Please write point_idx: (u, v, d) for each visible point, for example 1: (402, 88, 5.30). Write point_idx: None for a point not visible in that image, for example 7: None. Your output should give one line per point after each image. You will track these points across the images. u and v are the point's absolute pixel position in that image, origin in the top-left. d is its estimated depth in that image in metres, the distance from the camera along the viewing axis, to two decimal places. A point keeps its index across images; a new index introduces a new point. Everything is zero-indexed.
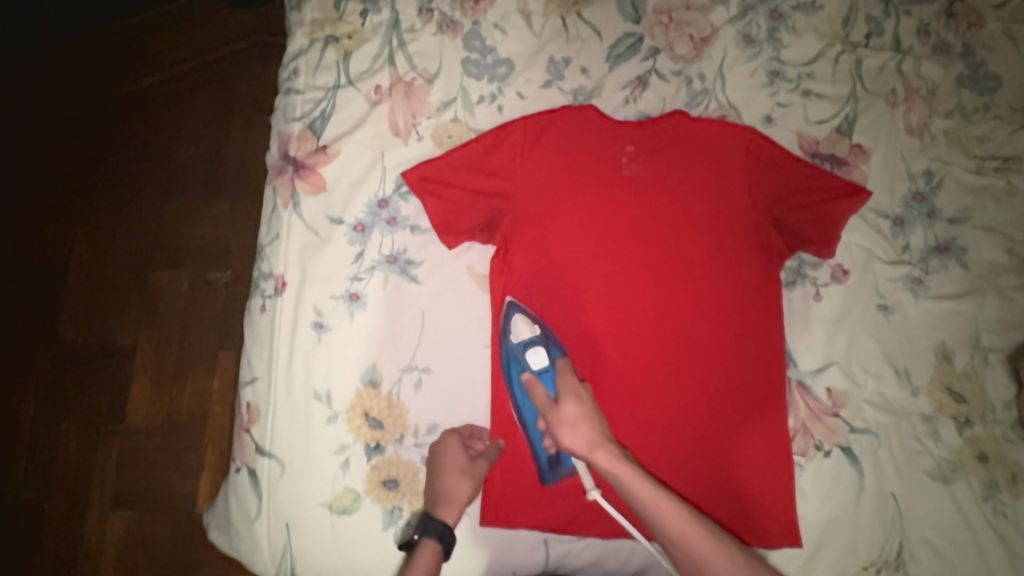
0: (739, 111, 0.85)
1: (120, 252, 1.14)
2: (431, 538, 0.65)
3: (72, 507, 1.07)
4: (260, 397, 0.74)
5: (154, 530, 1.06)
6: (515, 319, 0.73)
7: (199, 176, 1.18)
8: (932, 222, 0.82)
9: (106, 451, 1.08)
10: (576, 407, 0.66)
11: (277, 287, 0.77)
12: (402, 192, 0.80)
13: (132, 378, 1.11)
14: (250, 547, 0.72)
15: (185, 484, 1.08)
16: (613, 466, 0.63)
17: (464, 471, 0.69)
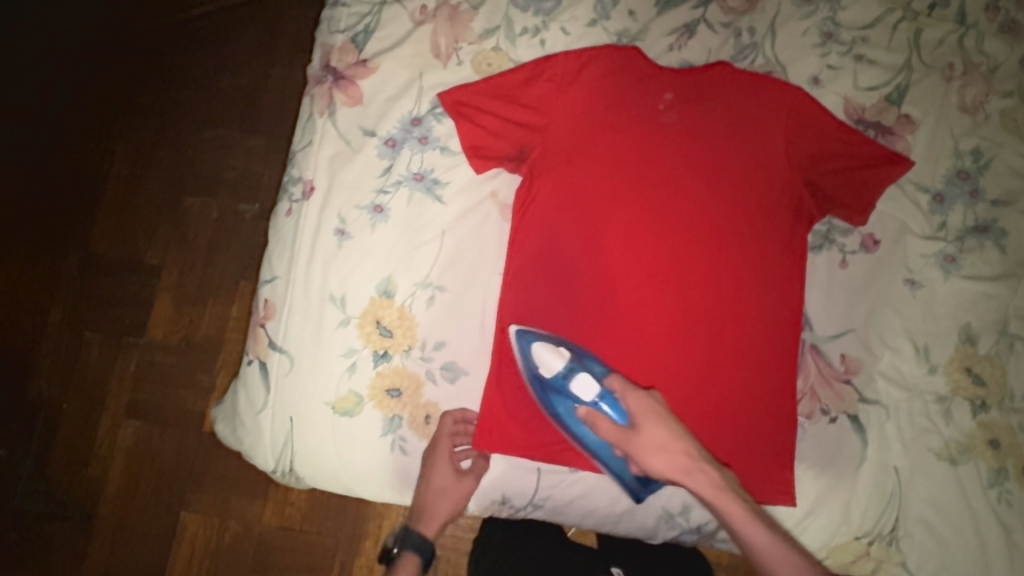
0: (786, 69, 0.83)
1: (157, 175, 1.19)
2: (411, 554, 0.72)
3: (90, 410, 1.13)
4: (278, 294, 0.76)
5: (162, 442, 1.12)
6: (535, 350, 0.67)
7: (239, 107, 1.20)
8: (973, 202, 0.79)
9: (125, 362, 1.15)
10: (663, 432, 0.61)
11: (305, 191, 0.78)
12: (437, 113, 0.80)
13: (156, 296, 1.16)
14: (253, 438, 0.75)
15: (195, 404, 1.13)
16: (714, 491, 0.59)
17: (447, 489, 0.73)
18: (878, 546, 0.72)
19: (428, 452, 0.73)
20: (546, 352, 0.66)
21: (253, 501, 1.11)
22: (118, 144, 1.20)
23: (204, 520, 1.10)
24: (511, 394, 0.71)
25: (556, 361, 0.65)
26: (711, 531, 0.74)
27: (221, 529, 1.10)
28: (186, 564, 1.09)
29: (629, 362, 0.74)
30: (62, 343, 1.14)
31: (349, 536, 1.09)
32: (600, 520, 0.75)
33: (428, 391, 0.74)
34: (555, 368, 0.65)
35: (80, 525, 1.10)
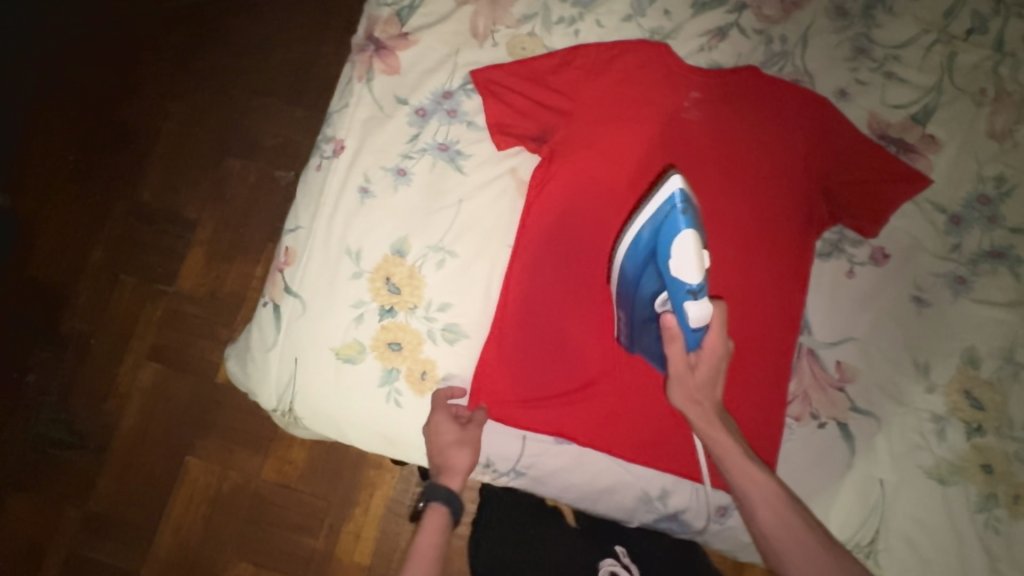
0: (814, 78, 0.83)
1: (204, 134, 1.26)
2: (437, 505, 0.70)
3: (115, 348, 1.20)
4: (299, 242, 0.81)
5: (177, 387, 1.18)
6: (678, 243, 0.57)
7: (288, 79, 1.27)
8: (991, 227, 0.78)
9: (153, 307, 1.21)
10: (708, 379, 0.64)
11: (336, 149, 0.83)
12: (468, 89, 0.84)
13: (189, 248, 1.23)
14: (261, 375, 0.80)
15: (212, 355, 1.19)
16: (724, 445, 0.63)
17: (458, 442, 0.73)
18: (855, 557, 0.72)
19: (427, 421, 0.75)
20: (680, 256, 0.58)
21: (254, 455, 1.15)
22: (171, 104, 1.27)
23: (208, 466, 1.16)
24: (507, 359, 0.76)
25: (693, 273, 0.57)
26: (687, 520, 0.76)
27: (222, 478, 1.15)
28: (185, 507, 1.15)
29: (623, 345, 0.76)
30: (98, 283, 1.21)
31: (340, 500, 1.14)
32: (579, 494, 0.77)
33: (428, 349, 0.77)
34: (684, 279, 0.58)
35: (93, 457, 1.17)
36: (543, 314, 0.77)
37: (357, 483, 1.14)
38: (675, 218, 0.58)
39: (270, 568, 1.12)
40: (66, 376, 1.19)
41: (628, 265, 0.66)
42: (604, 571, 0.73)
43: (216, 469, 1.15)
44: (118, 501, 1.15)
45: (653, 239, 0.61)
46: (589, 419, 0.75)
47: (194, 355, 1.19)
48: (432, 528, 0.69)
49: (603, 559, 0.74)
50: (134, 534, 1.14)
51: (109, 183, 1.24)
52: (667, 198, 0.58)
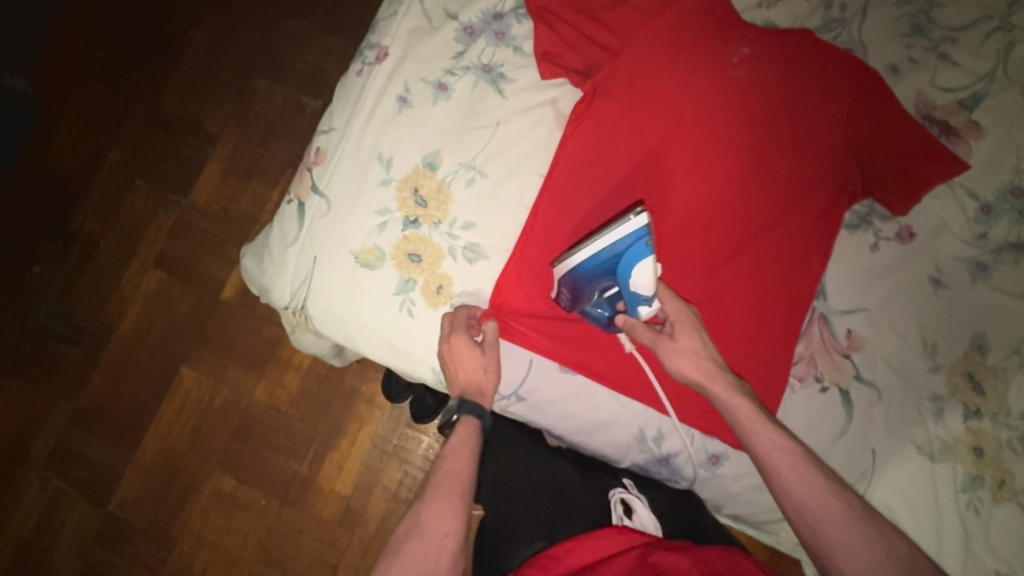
0: (867, 51, 0.82)
1: (236, 48, 1.24)
2: (468, 418, 0.72)
3: (124, 250, 1.20)
4: (331, 144, 0.80)
5: (179, 298, 1.19)
6: (643, 266, 0.65)
7: (327, 3, 1.25)
8: (1021, 220, 0.78)
9: (165, 216, 1.21)
10: (692, 341, 0.69)
11: (379, 56, 0.81)
12: (519, 14, 0.83)
13: (206, 162, 1.22)
14: (277, 270, 0.80)
15: (218, 271, 1.19)
16: (729, 397, 0.67)
17: (479, 367, 0.74)
18: None
19: (446, 341, 0.74)
20: (645, 274, 0.66)
21: (248, 374, 1.17)
22: (206, 12, 1.26)
23: (202, 380, 1.17)
24: (523, 286, 0.77)
25: (650, 282, 0.66)
26: (677, 464, 0.78)
27: (214, 393, 1.16)
28: (174, 416, 1.16)
29: None
30: (114, 183, 1.21)
31: (327, 430, 1.15)
32: (576, 426, 0.79)
33: (446, 265, 0.77)
34: (643, 290, 0.67)
35: (89, 353, 1.17)
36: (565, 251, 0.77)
37: (346, 414, 1.15)
38: (637, 246, 0.64)
39: (251, 484, 1.14)
40: (73, 269, 1.19)
41: (582, 269, 0.66)
42: (614, 498, 0.73)
43: (209, 383, 1.16)
44: (110, 400, 1.17)
45: (612, 256, 0.64)
46: (597, 356, 0.77)
47: (201, 269, 1.19)
48: (465, 439, 0.70)
49: (611, 488, 0.75)
50: (122, 434, 1.16)
51: (135, 85, 1.23)
52: (632, 231, 0.63)
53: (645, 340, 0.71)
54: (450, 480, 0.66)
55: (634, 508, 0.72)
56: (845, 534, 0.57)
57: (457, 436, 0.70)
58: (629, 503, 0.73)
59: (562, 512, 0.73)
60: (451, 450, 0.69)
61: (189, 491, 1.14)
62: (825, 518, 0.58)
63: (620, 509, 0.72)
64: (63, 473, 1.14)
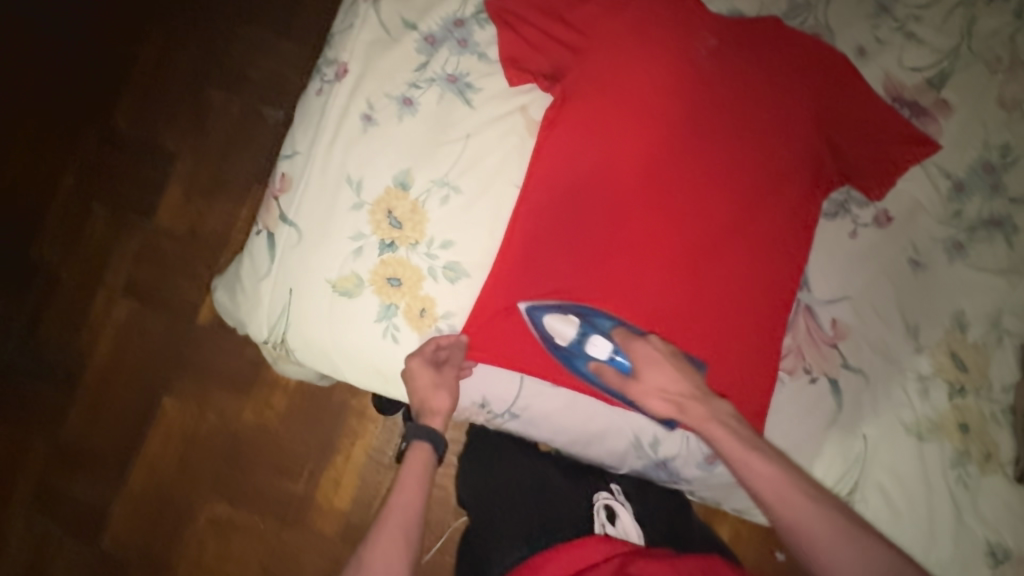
0: (835, 34, 0.82)
1: (186, 61, 1.19)
2: (420, 444, 0.75)
3: (89, 280, 1.15)
4: (296, 169, 0.77)
5: (153, 325, 1.14)
6: (549, 321, 0.73)
7: (279, 7, 1.19)
8: (992, 196, 0.79)
9: (129, 241, 1.16)
10: (661, 375, 0.71)
11: (339, 73, 0.78)
12: (481, 19, 0.80)
13: (168, 181, 1.17)
14: (252, 303, 0.77)
15: (190, 294, 1.15)
16: (721, 433, 0.69)
17: (435, 387, 0.74)
18: None
19: (408, 360, 0.74)
20: (560, 323, 0.73)
21: (232, 398, 1.13)
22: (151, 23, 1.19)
23: (185, 407, 1.13)
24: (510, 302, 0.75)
25: (570, 328, 0.73)
26: (676, 467, 0.77)
27: (200, 418, 1.13)
28: (161, 447, 1.13)
29: (625, 293, 0.75)
30: (69, 210, 1.15)
31: (320, 447, 1.13)
32: (573, 436, 0.78)
33: (427, 286, 0.75)
34: (570, 336, 0.73)
35: (65, 389, 1.13)
36: (546, 261, 0.76)
37: (338, 430, 1.13)
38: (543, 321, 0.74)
39: (247, 509, 1.12)
40: (35, 305, 1.14)
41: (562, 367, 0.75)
42: (598, 503, 0.76)
43: (192, 410, 1.13)
44: (92, 435, 1.13)
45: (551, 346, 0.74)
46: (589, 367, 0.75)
47: (173, 293, 1.15)
48: (417, 468, 0.74)
49: (596, 493, 0.78)
50: (107, 471, 1.12)
51: None
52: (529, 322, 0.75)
53: (615, 387, 0.74)
54: (398, 517, 0.70)
55: (617, 514, 0.75)
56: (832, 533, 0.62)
57: (408, 465, 0.74)
58: (613, 508, 0.76)
59: (546, 520, 0.75)
60: (402, 484, 0.73)
61: (184, 520, 1.12)
62: (807, 528, 0.63)
63: (603, 515, 0.75)
64: (48, 514, 1.11)
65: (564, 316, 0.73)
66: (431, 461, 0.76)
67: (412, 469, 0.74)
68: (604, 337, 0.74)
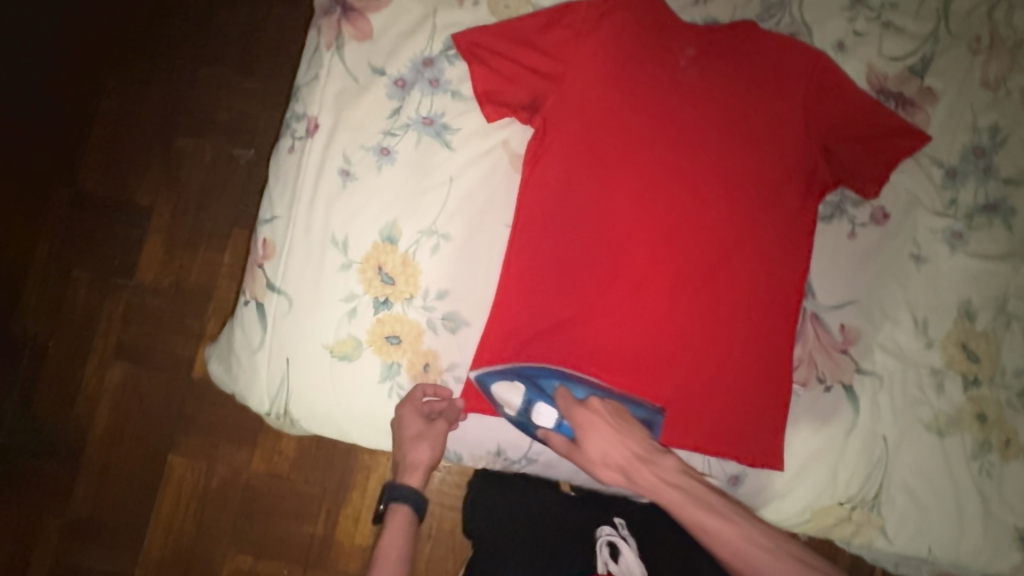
0: (812, 31, 0.80)
1: (150, 111, 1.14)
2: (400, 506, 0.70)
3: (76, 350, 1.11)
4: (278, 234, 0.74)
5: (150, 385, 1.11)
6: (498, 391, 0.71)
7: (237, 44, 1.15)
8: (986, 179, 0.78)
9: (113, 302, 1.12)
10: (598, 440, 0.69)
11: (309, 128, 0.75)
12: (450, 55, 0.77)
13: (145, 237, 1.13)
14: (249, 377, 0.74)
15: (184, 349, 1.12)
16: (657, 484, 0.67)
17: (419, 437, 0.71)
18: (860, 511, 0.75)
19: (398, 406, 0.73)
20: (507, 390, 0.71)
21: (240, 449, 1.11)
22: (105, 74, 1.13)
23: (193, 463, 1.11)
24: (514, 346, 0.73)
25: (513, 395, 0.71)
26: None
27: (209, 473, 1.11)
28: (174, 505, 1.10)
29: (632, 321, 0.73)
30: (47, 281, 1.10)
31: (336, 486, 1.11)
32: (592, 474, 0.79)
33: (428, 339, 0.74)
34: (516, 404, 0.71)
35: (66, 462, 1.09)
36: (548, 297, 0.73)
37: (352, 466, 1.11)
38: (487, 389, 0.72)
39: (270, 557, 1.10)
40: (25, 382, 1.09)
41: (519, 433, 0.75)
42: (601, 539, 0.71)
43: (201, 465, 1.11)
44: (100, 506, 1.09)
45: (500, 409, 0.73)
46: None
47: (165, 349, 1.12)
48: (396, 536, 0.68)
49: (599, 528, 0.73)
50: (121, 539, 1.09)
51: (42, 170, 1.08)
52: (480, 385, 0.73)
53: (564, 451, 0.72)
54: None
55: (619, 551, 0.70)
56: (761, 557, 0.61)
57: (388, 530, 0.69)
58: (616, 545, 0.71)
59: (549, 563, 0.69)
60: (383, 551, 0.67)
61: None
62: None
63: (605, 552, 0.69)
64: None
65: (509, 383, 0.71)
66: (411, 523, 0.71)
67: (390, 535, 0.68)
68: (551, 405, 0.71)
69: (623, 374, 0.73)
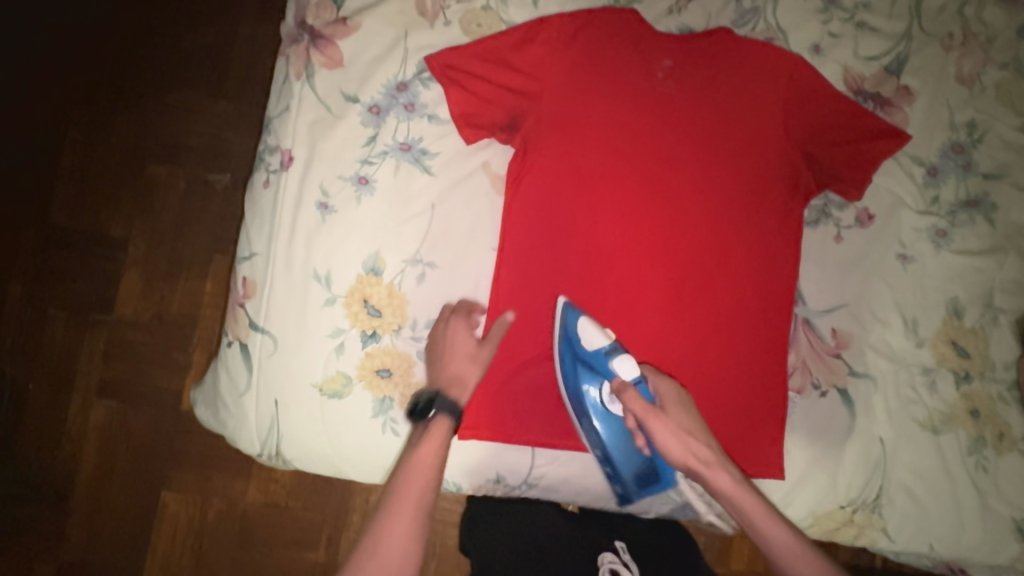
0: (787, 36, 0.79)
1: (118, 134, 1.04)
2: (443, 416, 0.65)
3: (57, 392, 1.02)
4: (257, 272, 0.72)
5: (138, 421, 1.02)
6: (583, 323, 0.69)
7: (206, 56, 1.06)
8: (966, 175, 0.79)
9: (93, 339, 1.02)
10: (682, 414, 0.68)
11: (284, 161, 0.73)
12: (424, 78, 0.75)
13: (122, 270, 1.03)
14: (237, 421, 0.72)
15: (170, 382, 1.03)
16: (737, 491, 0.65)
17: (473, 356, 0.69)
18: (862, 514, 0.75)
19: (443, 326, 0.71)
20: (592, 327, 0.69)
21: (233, 485, 1.03)
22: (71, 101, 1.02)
23: (185, 497, 1.02)
24: (506, 363, 0.73)
25: (601, 338, 0.69)
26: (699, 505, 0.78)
27: (205, 506, 1.03)
28: (169, 542, 1.02)
29: (624, 338, 0.73)
30: (19, 322, 1.01)
31: (336, 513, 1.03)
32: (595, 495, 0.78)
33: (419, 371, 0.72)
34: (599, 344, 0.69)
35: (55, 505, 1.01)
36: (538, 319, 0.73)
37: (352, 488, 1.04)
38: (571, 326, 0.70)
39: None
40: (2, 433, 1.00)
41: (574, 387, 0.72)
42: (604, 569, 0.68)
43: (194, 501, 1.03)
44: (91, 554, 1.01)
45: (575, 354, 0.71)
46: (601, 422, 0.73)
47: (152, 383, 1.04)
48: (434, 444, 0.64)
49: (602, 555, 0.69)
50: None
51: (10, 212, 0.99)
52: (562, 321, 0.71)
53: (637, 412, 0.69)
54: (412, 491, 0.61)
55: None
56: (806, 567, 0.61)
57: (426, 441, 0.64)
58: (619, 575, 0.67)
59: None
60: (416, 461, 0.63)
61: None
62: None
63: None
64: None
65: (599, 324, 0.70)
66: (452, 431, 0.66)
67: (431, 443, 0.64)
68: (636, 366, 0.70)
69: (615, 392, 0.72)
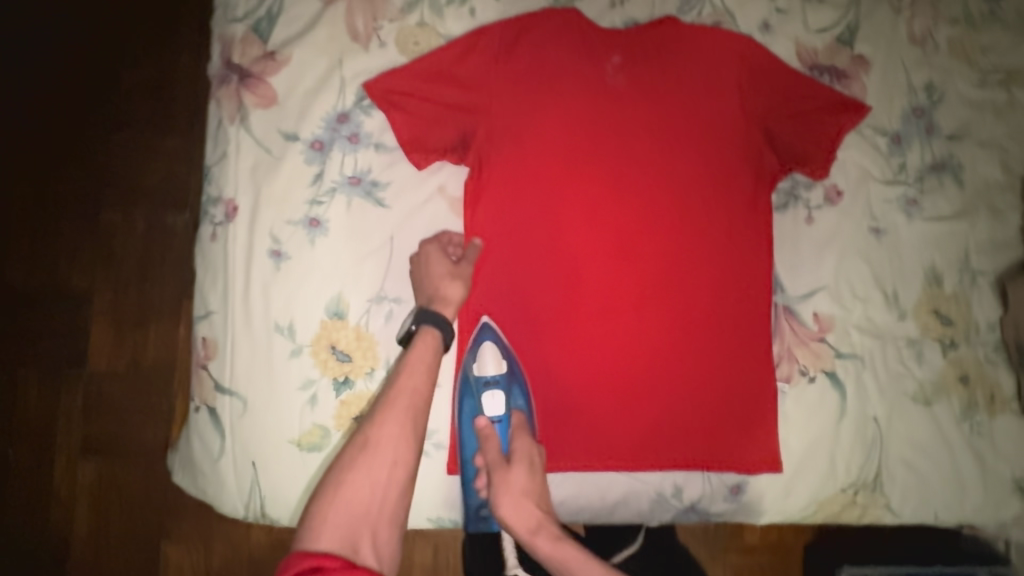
0: (734, 17, 0.77)
1: (69, 177, 0.95)
2: (429, 329, 0.65)
3: (40, 454, 0.92)
4: (217, 330, 0.69)
5: (128, 474, 0.93)
6: (485, 347, 0.69)
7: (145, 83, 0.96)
8: (930, 139, 0.77)
9: (70, 398, 0.93)
10: (525, 479, 0.66)
11: (228, 212, 0.70)
12: (364, 105, 0.71)
13: (90, 320, 0.94)
14: (216, 487, 0.69)
15: (156, 434, 0.94)
16: (556, 550, 0.64)
17: (451, 274, 0.67)
18: (864, 494, 0.74)
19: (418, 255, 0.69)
20: (490, 358, 0.69)
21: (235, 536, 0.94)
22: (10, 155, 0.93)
23: (189, 550, 0.92)
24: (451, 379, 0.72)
25: (491, 368, 0.69)
26: (706, 506, 0.74)
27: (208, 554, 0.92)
28: None
29: (604, 350, 0.70)
30: None
31: None
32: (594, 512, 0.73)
33: None
34: (489, 371, 0.69)
35: None
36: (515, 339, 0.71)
37: None
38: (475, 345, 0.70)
39: None
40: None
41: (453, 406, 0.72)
42: None
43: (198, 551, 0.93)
44: None
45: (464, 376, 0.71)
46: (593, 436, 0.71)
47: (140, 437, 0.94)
48: (426, 354, 0.64)
49: None
50: None
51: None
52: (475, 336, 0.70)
53: (489, 459, 0.68)
54: (404, 399, 0.61)
55: None
56: None
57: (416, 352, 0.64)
58: None
59: None
60: (406, 367, 0.63)
61: None
62: None
63: None
64: None
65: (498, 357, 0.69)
66: (440, 349, 0.66)
67: (417, 355, 0.64)
68: (506, 404, 0.70)
69: (602, 406, 0.70)
